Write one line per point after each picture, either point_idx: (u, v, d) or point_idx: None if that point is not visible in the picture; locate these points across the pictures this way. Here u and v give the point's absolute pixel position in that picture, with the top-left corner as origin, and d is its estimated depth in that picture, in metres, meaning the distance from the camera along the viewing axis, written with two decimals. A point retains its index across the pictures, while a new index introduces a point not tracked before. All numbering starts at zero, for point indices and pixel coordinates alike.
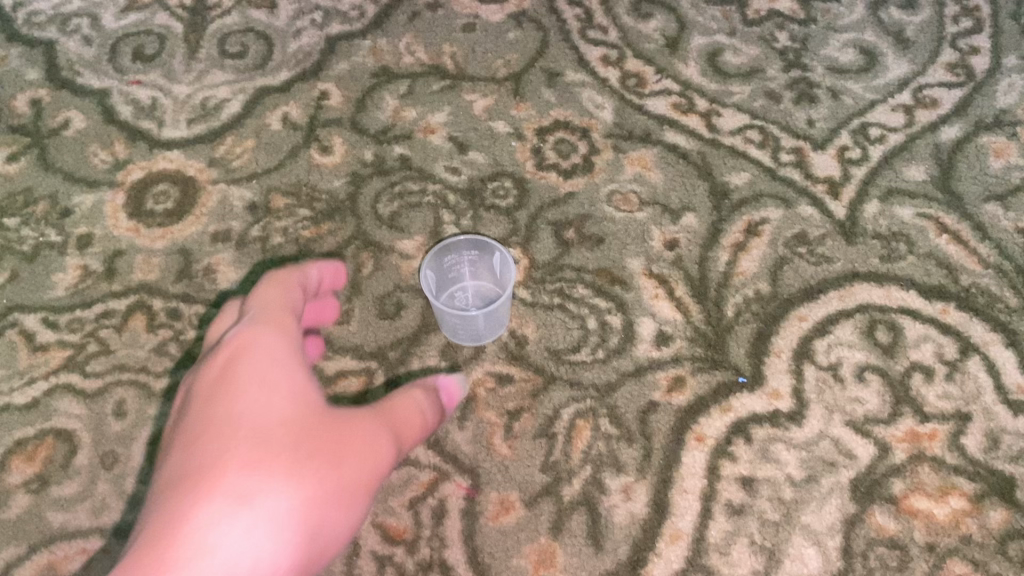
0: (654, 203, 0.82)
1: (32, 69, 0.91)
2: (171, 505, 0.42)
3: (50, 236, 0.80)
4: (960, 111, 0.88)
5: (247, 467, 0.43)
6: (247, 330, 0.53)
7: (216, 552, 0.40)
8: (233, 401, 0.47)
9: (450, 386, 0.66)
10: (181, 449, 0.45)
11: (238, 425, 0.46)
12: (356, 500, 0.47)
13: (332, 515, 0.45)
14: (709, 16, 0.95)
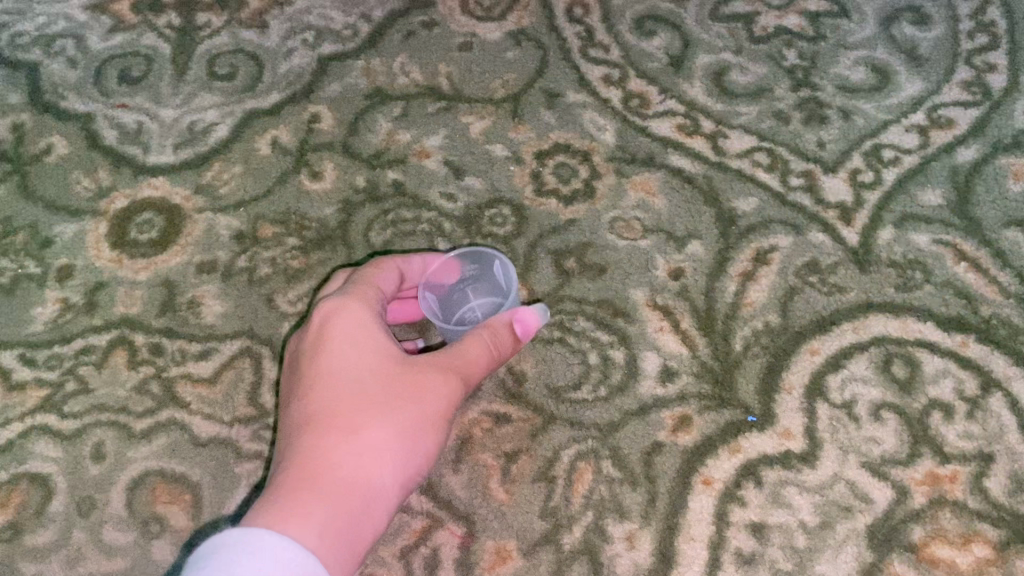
0: (657, 230, 0.78)
1: (15, 93, 0.89)
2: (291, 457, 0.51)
3: (30, 267, 0.77)
4: (976, 131, 0.84)
5: (350, 414, 0.52)
6: (335, 299, 0.58)
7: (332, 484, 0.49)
8: (333, 360, 0.55)
9: (525, 319, 0.61)
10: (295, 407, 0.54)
11: (340, 381, 0.54)
12: (435, 431, 0.55)
13: (416, 445, 0.54)
14: (714, 33, 0.92)
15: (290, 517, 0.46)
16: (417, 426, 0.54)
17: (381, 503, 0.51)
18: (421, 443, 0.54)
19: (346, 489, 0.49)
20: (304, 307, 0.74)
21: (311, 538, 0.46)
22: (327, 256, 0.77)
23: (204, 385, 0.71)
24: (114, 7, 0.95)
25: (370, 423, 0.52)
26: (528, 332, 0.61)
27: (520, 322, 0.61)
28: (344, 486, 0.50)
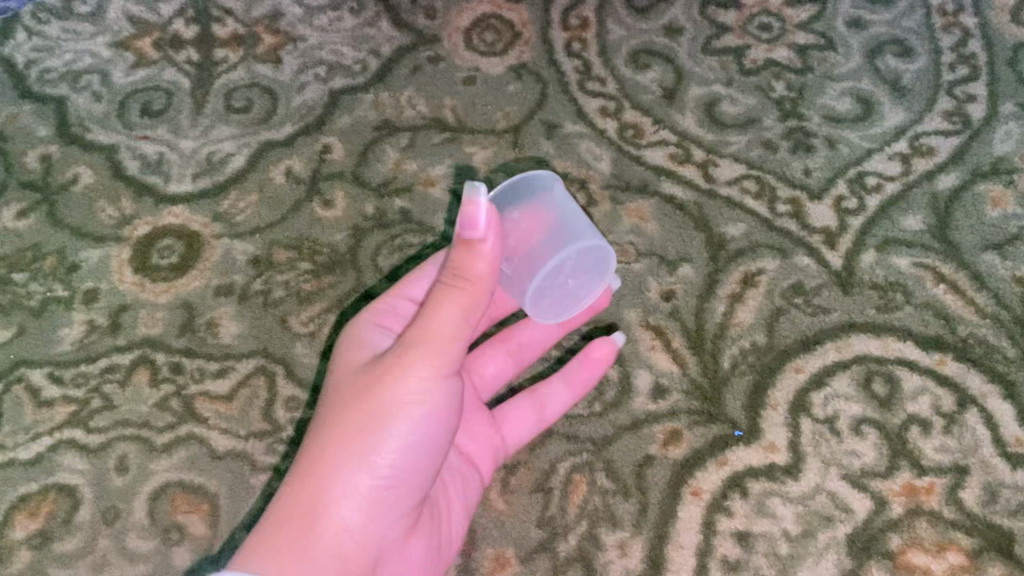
0: (650, 254, 0.82)
1: (44, 126, 0.94)
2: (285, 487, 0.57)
3: (58, 291, 0.82)
4: (956, 159, 0.88)
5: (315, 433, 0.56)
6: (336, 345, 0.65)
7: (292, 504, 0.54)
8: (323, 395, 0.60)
9: (465, 212, 0.53)
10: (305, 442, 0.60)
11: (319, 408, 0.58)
12: (394, 417, 0.55)
13: (374, 440, 0.55)
14: (707, 65, 0.96)
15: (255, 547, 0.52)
16: (370, 421, 0.55)
17: (344, 509, 0.54)
18: (380, 433, 0.55)
19: (298, 507, 0.53)
20: (316, 328, 0.79)
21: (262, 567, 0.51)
22: (337, 280, 0.81)
23: (221, 401, 0.75)
24: (137, 43, 0.99)
25: (324, 436, 0.55)
26: (476, 226, 0.53)
27: (462, 224, 0.53)
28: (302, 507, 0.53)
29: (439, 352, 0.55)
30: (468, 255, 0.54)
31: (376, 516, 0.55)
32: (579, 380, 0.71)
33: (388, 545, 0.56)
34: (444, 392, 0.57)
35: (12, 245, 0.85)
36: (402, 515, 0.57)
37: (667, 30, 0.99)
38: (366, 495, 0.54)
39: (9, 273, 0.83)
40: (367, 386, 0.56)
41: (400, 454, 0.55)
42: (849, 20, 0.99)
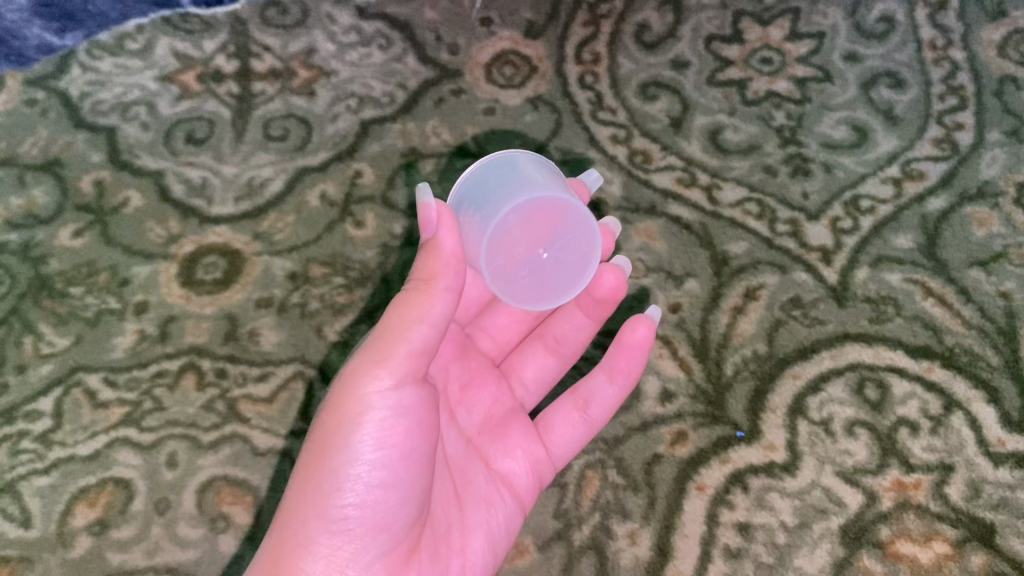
0: (658, 270, 0.89)
1: (96, 153, 1.01)
2: None
3: (111, 303, 0.89)
4: (945, 183, 0.94)
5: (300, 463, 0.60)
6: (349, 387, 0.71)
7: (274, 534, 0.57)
8: None
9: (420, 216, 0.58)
10: None
11: None
12: (342, 455, 0.56)
13: (327, 482, 0.56)
14: (711, 97, 1.03)
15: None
16: (332, 441, 0.57)
17: (305, 555, 0.55)
18: (333, 474, 0.56)
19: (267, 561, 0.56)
20: (349, 336, 0.85)
21: None
22: (368, 293, 0.88)
23: (262, 403, 0.81)
24: (182, 77, 1.07)
25: (301, 463, 0.58)
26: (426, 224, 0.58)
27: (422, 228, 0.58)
28: (281, 536, 0.56)
29: (381, 378, 0.57)
30: (429, 258, 0.58)
31: (342, 560, 0.55)
32: (620, 371, 0.69)
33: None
34: (401, 418, 0.57)
35: (69, 261, 0.92)
36: (377, 554, 0.56)
37: (674, 64, 1.06)
38: (328, 537, 0.55)
39: (66, 287, 0.90)
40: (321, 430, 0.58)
41: (359, 491, 0.56)
42: (845, 54, 1.06)
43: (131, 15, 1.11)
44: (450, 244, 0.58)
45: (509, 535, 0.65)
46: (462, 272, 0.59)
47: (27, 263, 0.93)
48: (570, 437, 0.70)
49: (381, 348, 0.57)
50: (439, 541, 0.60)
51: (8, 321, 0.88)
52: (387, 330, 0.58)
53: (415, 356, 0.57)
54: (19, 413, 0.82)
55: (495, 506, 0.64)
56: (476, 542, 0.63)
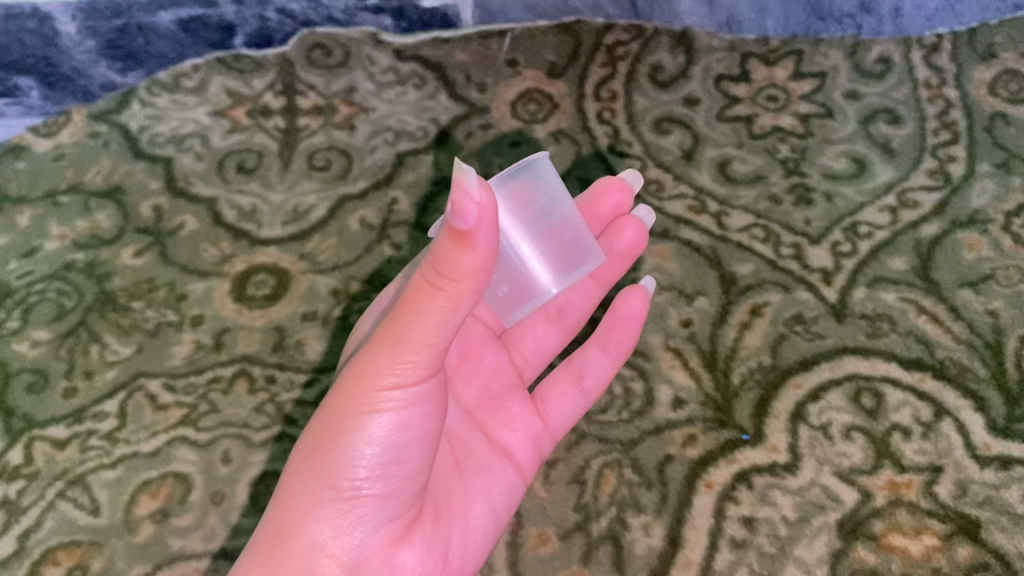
0: (671, 289, 0.96)
1: (154, 181, 1.11)
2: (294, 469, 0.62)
3: (170, 316, 0.97)
4: (938, 211, 1.01)
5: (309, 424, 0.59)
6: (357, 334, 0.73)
7: (283, 498, 0.58)
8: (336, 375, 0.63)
9: (455, 202, 0.48)
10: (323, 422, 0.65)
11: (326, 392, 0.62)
12: (354, 436, 0.56)
13: (339, 462, 0.56)
14: (720, 132, 1.11)
15: (257, 543, 0.58)
16: (344, 423, 0.56)
17: (313, 526, 0.56)
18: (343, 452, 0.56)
19: (275, 525, 0.57)
20: None
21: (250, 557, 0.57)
22: None
23: (309, 406, 0.89)
24: (233, 112, 1.16)
25: (312, 434, 0.58)
26: (463, 221, 0.49)
27: (455, 218, 0.49)
28: (288, 505, 0.57)
29: (398, 365, 0.54)
30: (458, 251, 0.50)
31: (348, 528, 0.57)
32: (614, 344, 0.77)
33: (373, 558, 0.58)
34: (414, 399, 0.56)
35: (131, 278, 1.01)
36: (383, 524, 0.58)
37: (685, 101, 1.14)
38: (336, 509, 0.56)
39: (128, 301, 0.99)
40: (332, 407, 0.57)
41: (367, 469, 0.56)
42: (846, 92, 1.14)
43: (187, 55, 1.20)
44: (484, 240, 0.50)
45: (508, 504, 0.69)
46: (494, 264, 0.52)
47: (93, 280, 1.01)
48: (566, 409, 0.76)
49: (403, 337, 0.53)
50: (441, 509, 0.64)
51: (76, 331, 0.97)
52: (407, 315, 0.53)
53: (437, 348, 0.54)
54: (88, 413, 0.90)
55: (495, 475, 0.69)
56: (475, 509, 0.66)
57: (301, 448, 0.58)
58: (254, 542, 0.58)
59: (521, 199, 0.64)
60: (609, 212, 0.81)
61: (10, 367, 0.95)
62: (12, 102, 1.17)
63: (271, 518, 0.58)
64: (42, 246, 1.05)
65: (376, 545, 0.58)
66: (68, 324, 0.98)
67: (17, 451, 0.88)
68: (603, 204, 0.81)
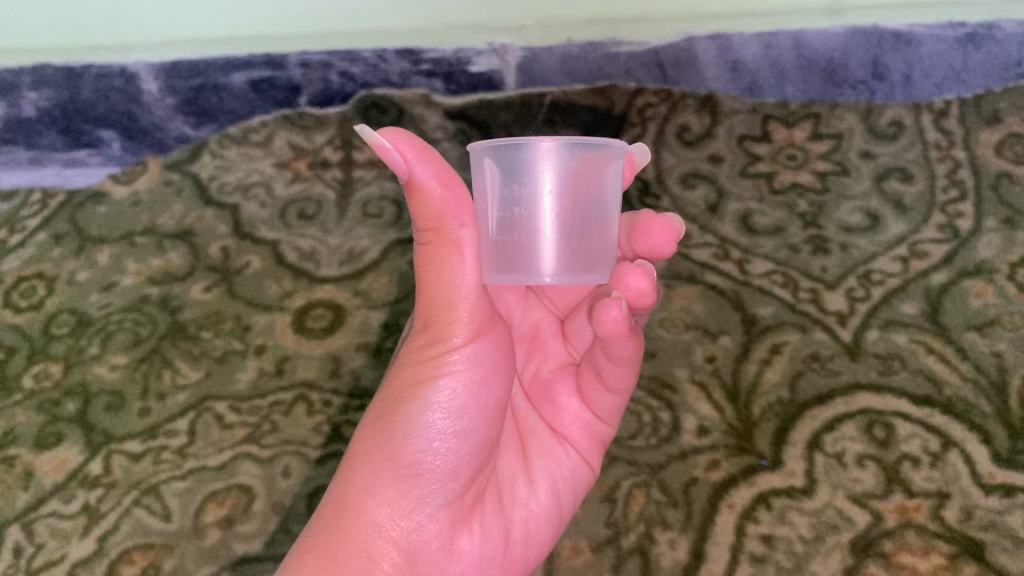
0: (696, 327, 1.04)
1: (222, 224, 1.21)
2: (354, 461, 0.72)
3: (236, 345, 1.07)
4: (947, 261, 1.09)
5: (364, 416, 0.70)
6: None
7: (340, 481, 0.67)
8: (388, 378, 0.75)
9: (384, 160, 0.60)
10: None
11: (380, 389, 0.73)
12: (404, 414, 0.65)
13: (387, 440, 0.65)
14: (743, 187, 1.20)
15: (319, 525, 0.66)
16: (393, 404, 0.66)
17: (369, 506, 0.65)
18: (394, 433, 0.65)
19: (335, 505, 0.66)
20: None
21: (313, 532, 0.66)
22: None
23: None
24: (295, 164, 1.27)
25: (366, 421, 0.68)
26: (405, 171, 0.61)
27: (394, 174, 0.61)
28: (343, 488, 0.66)
29: (442, 335, 0.66)
30: (421, 200, 0.62)
31: (407, 509, 0.65)
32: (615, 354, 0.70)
33: (432, 539, 0.66)
34: (461, 369, 0.66)
35: (201, 310, 1.11)
36: (440, 506, 0.66)
37: (710, 158, 1.24)
38: (393, 491, 0.65)
39: (198, 331, 1.09)
40: (387, 395, 0.67)
41: (417, 444, 0.65)
42: (861, 152, 1.23)
43: (257, 112, 1.30)
44: (433, 183, 0.62)
45: (572, 490, 0.75)
46: (465, 205, 0.64)
47: (166, 312, 1.11)
48: (606, 406, 0.75)
49: (436, 305, 0.66)
50: (501, 496, 0.71)
51: (151, 357, 1.06)
52: (430, 288, 0.66)
53: (459, 308, 0.65)
54: (161, 431, 0.99)
55: (553, 463, 0.74)
56: (537, 495, 0.73)
57: (356, 437, 0.68)
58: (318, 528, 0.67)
59: (557, 168, 0.64)
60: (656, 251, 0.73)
61: (90, 389, 1.04)
62: (95, 152, 1.29)
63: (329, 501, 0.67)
64: (119, 282, 1.16)
65: (434, 524, 0.66)
66: (144, 351, 1.07)
67: (97, 462, 0.97)
68: (651, 237, 0.73)
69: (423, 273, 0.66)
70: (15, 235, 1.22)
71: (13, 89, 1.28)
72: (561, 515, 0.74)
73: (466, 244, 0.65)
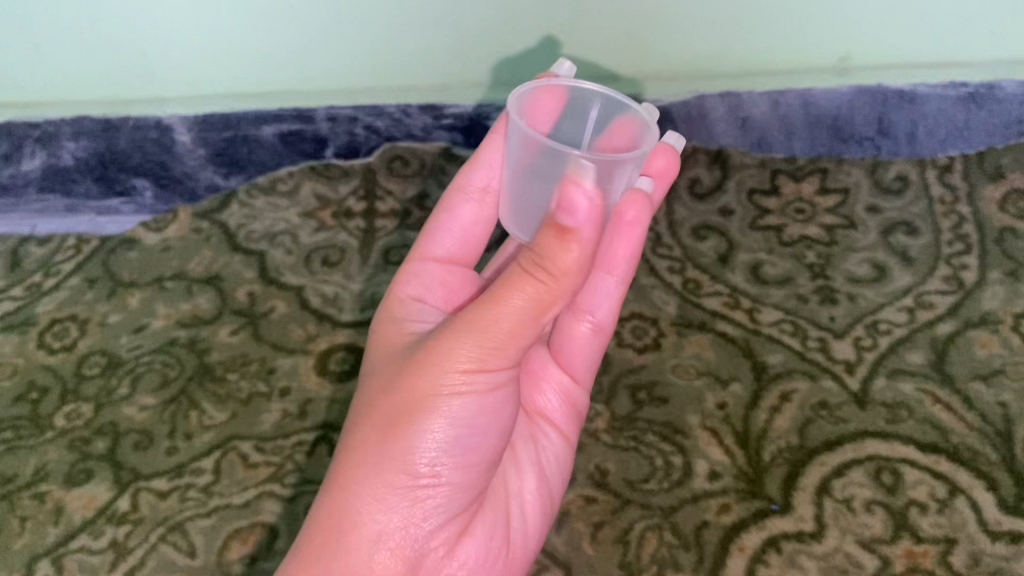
0: (707, 374, 1.07)
1: (249, 270, 1.25)
2: (343, 432, 0.72)
3: (261, 387, 1.10)
4: (953, 312, 1.12)
5: (373, 406, 0.69)
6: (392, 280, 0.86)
7: (348, 476, 0.67)
8: (396, 358, 0.73)
9: (567, 196, 0.56)
10: (362, 386, 0.74)
11: (388, 370, 0.71)
12: (426, 426, 0.66)
13: (408, 451, 0.66)
14: (752, 239, 1.24)
15: (322, 517, 0.67)
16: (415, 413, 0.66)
17: (381, 515, 0.66)
18: (408, 443, 0.66)
19: (341, 503, 0.67)
20: None
21: (318, 521, 0.67)
22: None
23: None
24: (319, 214, 1.32)
25: (383, 419, 0.67)
26: (575, 218, 0.57)
27: (563, 211, 0.57)
28: (352, 488, 0.66)
29: (485, 359, 0.65)
30: (564, 244, 0.59)
31: (417, 521, 0.67)
32: (617, 266, 0.83)
33: (438, 547, 0.69)
34: (485, 388, 0.67)
35: (227, 353, 1.15)
36: (447, 519, 0.69)
37: (721, 211, 1.28)
38: (401, 503, 0.67)
39: (224, 373, 1.12)
40: (407, 399, 0.67)
41: (436, 456, 0.67)
42: (867, 206, 1.26)
43: (284, 163, 1.36)
44: (589, 234, 0.59)
45: (561, 485, 0.84)
46: (592, 257, 0.61)
47: (194, 354, 1.15)
48: (587, 351, 0.87)
49: (490, 333, 0.64)
50: (499, 490, 0.77)
51: (178, 398, 1.10)
52: (498, 314, 0.64)
53: (512, 339, 0.65)
54: (187, 469, 1.02)
55: (540, 445, 0.82)
56: (525, 482, 0.79)
57: (367, 433, 0.68)
58: (317, 516, 0.68)
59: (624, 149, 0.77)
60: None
61: (120, 428, 1.07)
62: (128, 201, 1.35)
63: (332, 492, 0.68)
64: (149, 324, 1.20)
65: (440, 534, 0.69)
66: (171, 392, 1.11)
67: (125, 499, 1.00)
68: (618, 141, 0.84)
69: (494, 291, 0.64)
70: (50, 279, 1.27)
71: (52, 138, 1.32)
72: (551, 507, 0.82)
73: (569, 290, 0.63)
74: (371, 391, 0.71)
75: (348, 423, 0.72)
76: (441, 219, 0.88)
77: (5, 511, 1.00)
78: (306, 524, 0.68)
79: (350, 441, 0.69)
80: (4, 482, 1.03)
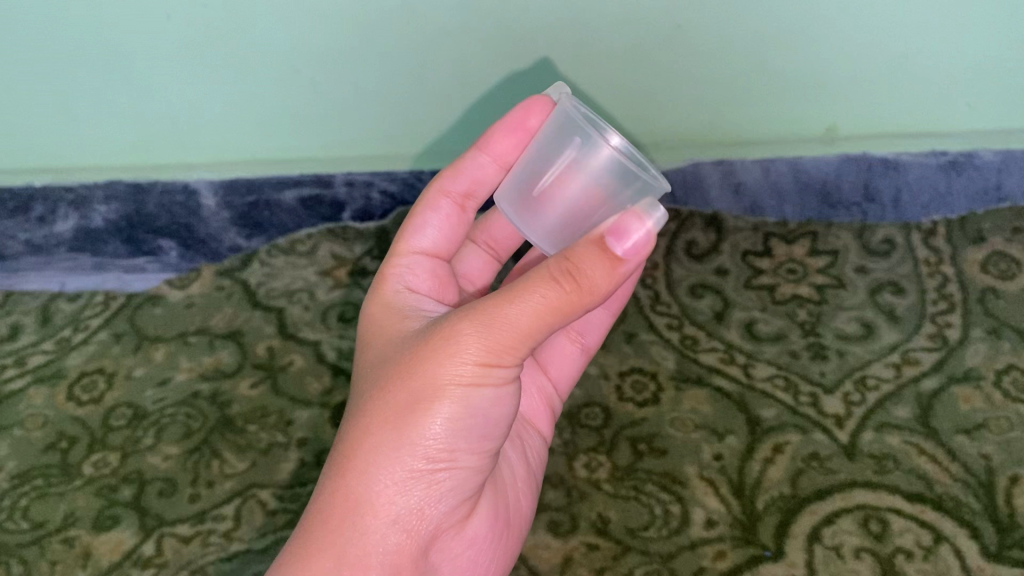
0: (704, 427, 1.13)
1: (269, 326, 1.32)
2: (349, 417, 0.76)
3: (279, 437, 1.16)
4: (937, 368, 1.18)
5: (383, 393, 0.73)
6: (383, 274, 0.89)
7: (362, 460, 0.72)
8: (401, 347, 0.77)
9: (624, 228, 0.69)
10: (367, 372, 0.78)
11: (393, 358, 0.76)
12: (439, 416, 0.71)
13: (422, 440, 0.71)
14: (746, 297, 1.31)
15: (337, 498, 0.72)
16: (429, 404, 0.71)
17: (397, 499, 0.72)
18: (422, 432, 0.71)
19: (357, 486, 0.72)
20: None
21: (331, 503, 0.72)
22: None
23: None
24: (336, 272, 1.40)
25: (396, 407, 0.72)
26: (623, 246, 0.69)
27: (616, 241, 0.69)
28: (369, 472, 0.71)
29: (499, 358, 0.71)
30: (603, 269, 0.69)
31: (430, 505, 0.73)
32: (613, 302, 0.97)
33: (445, 530, 0.75)
34: (499, 383, 0.72)
35: (247, 404, 1.21)
36: (457, 505, 0.75)
37: (716, 271, 1.35)
38: (416, 486, 0.72)
39: (245, 424, 1.18)
40: (421, 391, 0.71)
41: (449, 444, 0.72)
42: (856, 267, 1.33)
43: (303, 225, 1.44)
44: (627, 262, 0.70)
45: (540, 477, 0.91)
46: (616, 280, 0.71)
47: (215, 406, 1.21)
48: (573, 366, 0.97)
49: (510, 335, 0.70)
50: (500, 480, 0.83)
51: (200, 448, 1.16)
52: (517, 318, 0.70)
53: (526, 340, 0.71)
54: (208, 515, 1.08)
55: (527, 445, 0.89)
56: (517, 474, 0.86)
57: (380, 420, 0.72)
58: (329, 497, 0.73)
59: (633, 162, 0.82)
60: (508, 243, 1.04)
61: (145, 475, 1.13)
62: (153, 260, 1.43)
63: (344, 475, 0.72)
64: (173, 377, 1.26)
65: (449, 518, 0.75)
66: (195, 442, 1.17)
67: (150, 544, 1.06)
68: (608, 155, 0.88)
69: (516, 295, 0.70)
70: (79, 334, 1.34)
71: (85, 202, 1.38)
72: (535, 494, 0.89)
73: (589, 303, 0.71)
74: (379, 379, 0.75)
75: (354, 407, 0.76)
76: (424, 217, 0.92)
77: (36, 554, 1.06)
78: (319, 505, 0.73)
79: (361, 426, 0.73)
80: (35, 527, 1.09)
